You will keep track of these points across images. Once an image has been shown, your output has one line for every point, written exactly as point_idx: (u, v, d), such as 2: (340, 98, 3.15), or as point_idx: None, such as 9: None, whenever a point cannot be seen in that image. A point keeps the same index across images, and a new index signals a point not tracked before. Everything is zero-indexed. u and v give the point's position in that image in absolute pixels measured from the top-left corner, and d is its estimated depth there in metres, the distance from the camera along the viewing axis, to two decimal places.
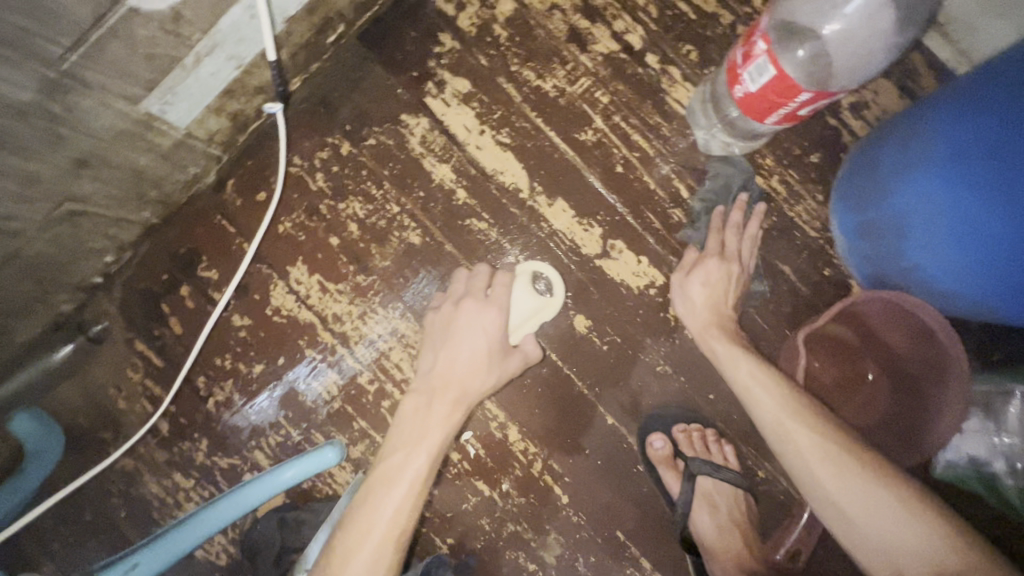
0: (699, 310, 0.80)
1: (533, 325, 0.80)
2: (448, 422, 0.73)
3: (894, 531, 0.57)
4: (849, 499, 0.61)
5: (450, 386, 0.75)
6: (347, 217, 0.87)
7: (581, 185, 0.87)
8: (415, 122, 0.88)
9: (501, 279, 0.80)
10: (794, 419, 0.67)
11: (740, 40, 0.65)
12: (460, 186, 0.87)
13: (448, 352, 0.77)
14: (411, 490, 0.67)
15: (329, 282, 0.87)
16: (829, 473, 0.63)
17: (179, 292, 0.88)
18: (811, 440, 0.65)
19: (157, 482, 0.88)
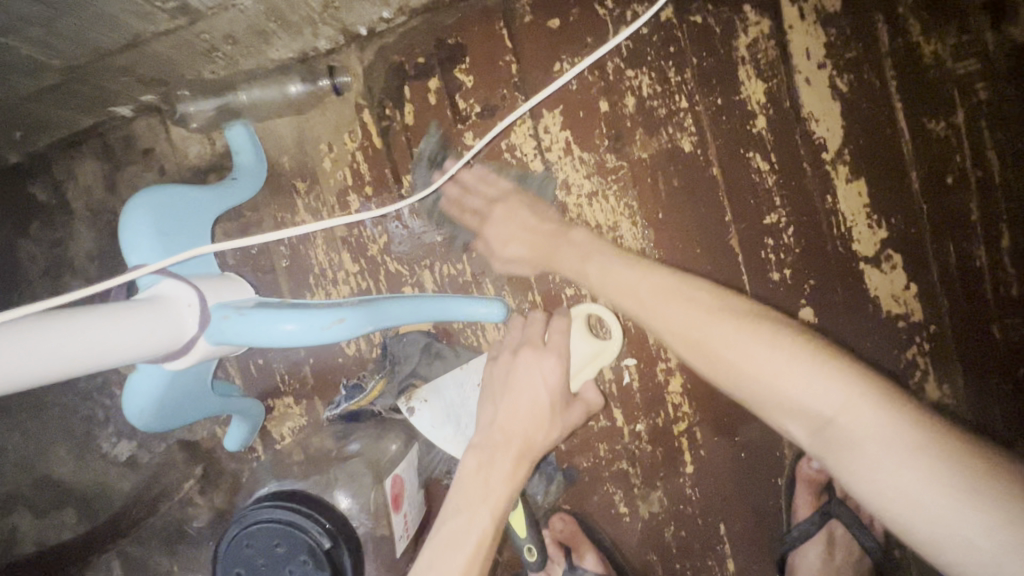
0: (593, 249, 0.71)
1: (592, 371, 0.76)
2: (512, 478, 0.67)
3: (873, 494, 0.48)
4: (780, 392, 0.52)
5: (513, 440, 0.68)
6: (629, 87, 0.78)
7: (895, 177, 0.74)
8: (755, 20, 0.75)
9: (560, 327, 0.73)
10: (719, 328, 0.56)
11: None
12: (764, 114, 0.76)
13: (508, 404, 0.70)
14: (481, 546, 0.62)
15: (576, 146, 0.79)
16: (764, 381, 0.53)
17: (428, 82, 0.82)
18: (743, 341, 0.54)
19: (325, 252, 0.87)
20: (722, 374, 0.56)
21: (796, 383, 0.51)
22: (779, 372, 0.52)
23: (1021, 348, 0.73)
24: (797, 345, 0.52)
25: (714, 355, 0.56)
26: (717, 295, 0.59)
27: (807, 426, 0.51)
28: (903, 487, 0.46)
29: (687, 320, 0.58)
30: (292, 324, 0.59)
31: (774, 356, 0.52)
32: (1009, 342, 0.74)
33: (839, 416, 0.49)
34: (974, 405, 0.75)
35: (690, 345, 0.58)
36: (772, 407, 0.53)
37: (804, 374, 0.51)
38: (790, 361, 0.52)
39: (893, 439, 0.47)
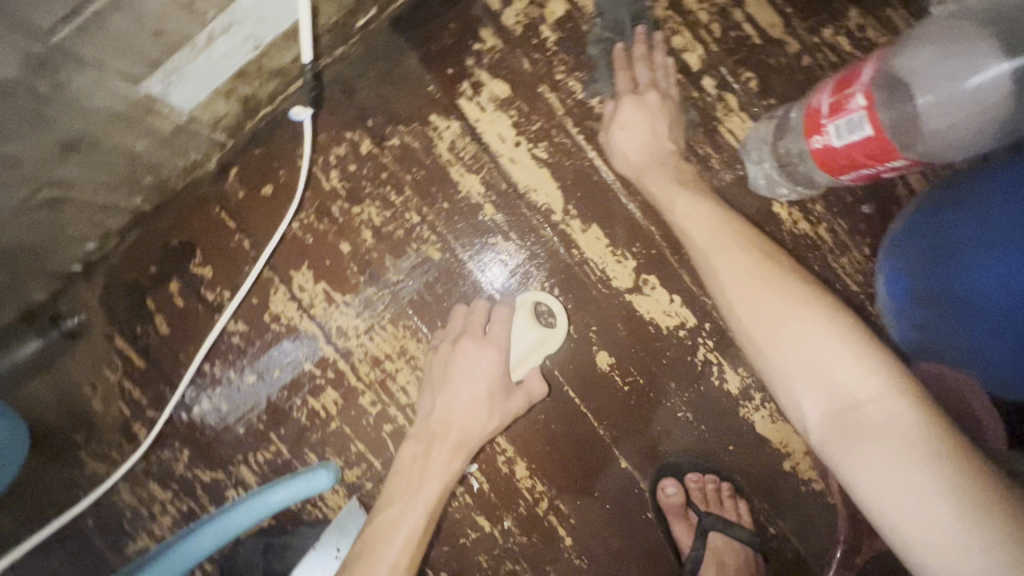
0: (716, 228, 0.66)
1: (536, 359, 0.78)
2: (447, 470, 0.72)
3: (894, 495, 0.46)
4: (808, 358, 0.53)
5: (450, 431, 0.73)
6: (361, 222, 0.80)
7: (621, 215, 0.81)
8: (445, 125, 0.80)
9: (500, 314, 0.76)
10: (762, 294, 0.58)
11: (830, 85, 0.58)
12: (489, 201, 0.80)
13: (446, 397, 0.74)
14: (406, 546, 0.68)
15: (336, 291, 0.80)
16: (791, 339, 0.54)
17: (169, 287, 0.80)
18: (764, 304, 0.57)
19: (131, 491, 0.81)
20: (750, 346, 0.57)
21: (820, 356, 0.52)
22: (796, 334, 0.54)
23: None
24: (804, 311, 0.55)
25: (737, 302, 0.59)
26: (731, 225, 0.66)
27: (831, 403, 0.51)
28: (895, 482, 0.46)
29: (742, 286, 0.59)
30: None
31: (811, 319, 0.54)
32: None
33: (872, 406, 0.49)
34: None
35: (741, 282, 0.60)
36: (799, 378, 0.53)
37: (812, 335, 0.53)
38: (804, 342, 0.53)
39: (909, 438, 0.47)
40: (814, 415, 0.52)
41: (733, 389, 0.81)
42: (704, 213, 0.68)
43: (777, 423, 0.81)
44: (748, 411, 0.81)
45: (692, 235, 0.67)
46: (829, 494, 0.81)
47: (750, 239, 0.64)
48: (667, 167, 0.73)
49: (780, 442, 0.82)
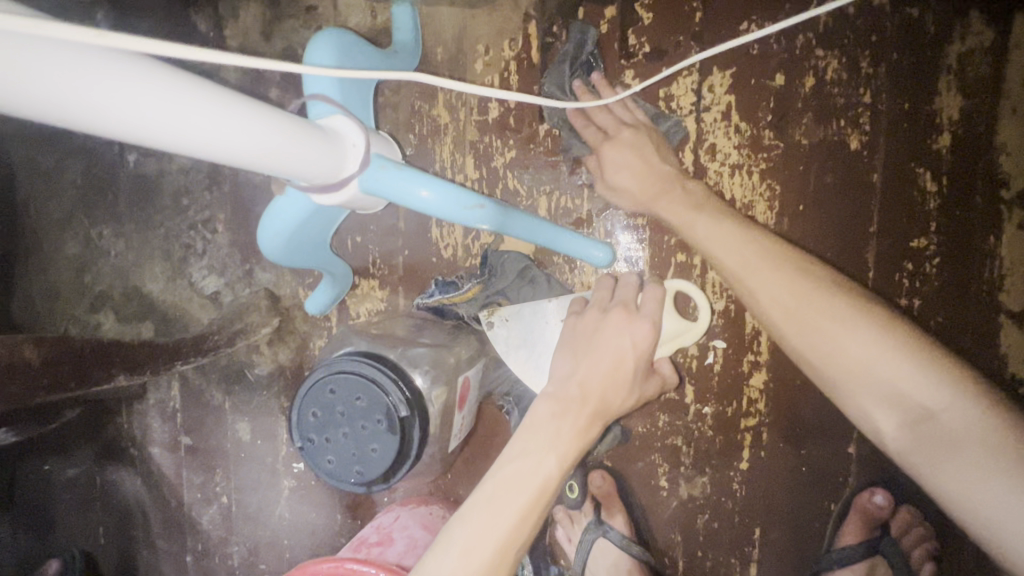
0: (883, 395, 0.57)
1: (668, 348, 0.72)
2: (584, 439, 0.63)
3: (983, 496, 0.51)
4: (868, 376, 0.57)
5: (587, 402, 0.64)
6: (814, 67, 0.74)
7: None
8: (976, 31, 0.70)
9: (655, 294, 0.69)
10: (809, 300, 0.60)
11: None
12: (951, 132, 0.71)
13: (588, 361, 0.66)
14: (537, 497, 0.59)
15: (738, 113, 0.76)
16: (805, 321, 0.60)
17: (606, 10, 0.80)
18: (820, 319, 0.59)
19: (451, 151, 0.87)
20: (810, 363, 0.61)
21: (876, 364, 0.56)
22: (877, 355, 0.56)
23: None
24: (877, 328, 0.57)
25: (785, 315, 0.61)
26: (780, 257, 0.63)
27: (905, 415, 0.56)
28: (999, 505, 0.50)
29: (785, 309, 0.61)
30: None
31: (807, 283, 0.61)
32: None
33: (941, 411, 0.54)
34: None
35: (793, 308, 0.61)
36: (866, 393, 0.58)
37: (834, 318, 0.59)
38: (882, 361, 0.56)
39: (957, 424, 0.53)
40: (887, 422, 0.57)
41: None
42: (736, 239, 0.65)
43: None
44: None
45: (727, 265, 0.65)
46: None
47: (816, 271, 0.62)
48: None
49: None
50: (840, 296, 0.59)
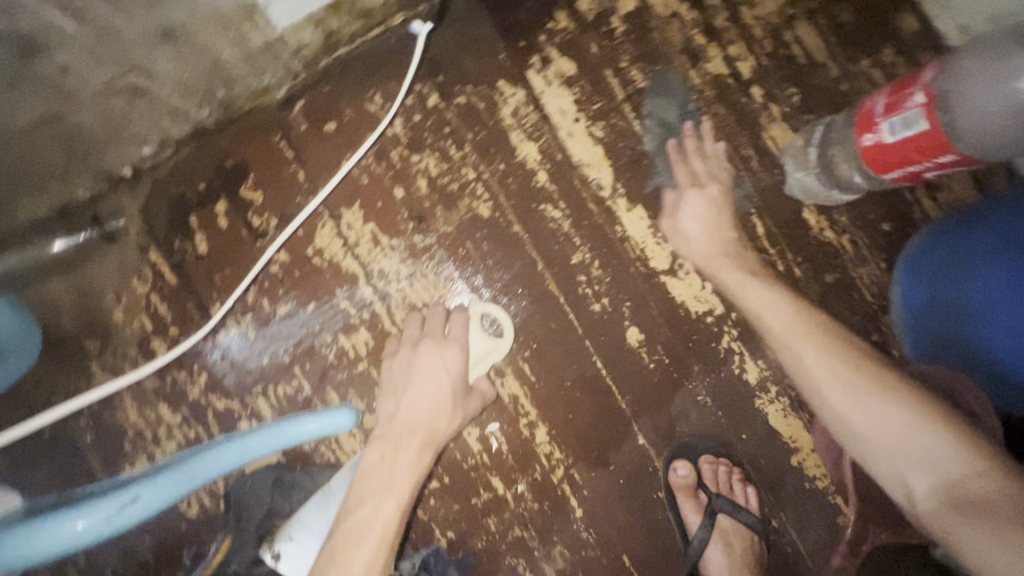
0: (832, 375, 0.60)
1: (485, 365, 0.80)
2: (417, 464, 0.71)
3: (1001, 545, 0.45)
4: (907, 445, 0.54)
5: (417, 429, 0.72)
6: (418, 171, 0.81)
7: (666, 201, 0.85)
8: (510, 93, 0.83)
9: (459, 318, 0.78)
10: (858, 381, 0.59)
11: (885, 91, 0.68)
12: (543, 169, 0.83)
13: (410, 398, 0.74)
14: (383, 537, 0.64)
15: (383, 235, 0.81)
16: (869, 414, 0.57)
17: (214, 206, 0.79)
18: (871, 399, 0.57)
19: (138, 410, 0.78)
20: (847, 429, 0.58)
21: (913, 438, 0.53)
22: (907, 421, 0.54)
23: None
24: (915, 402, 0.55)
25: (816, 372, 0.62)
26: (814, 324, 0.66)
27: (930, 478, 0.51)
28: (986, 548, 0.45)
29: (834, 369, 0.61)
30: (78, 522, 0.55)
31: (842, 368, 0.60)
32: None
33: (932, 470, 0.52)
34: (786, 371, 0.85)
35: (835, 374, 0.60)
36: (892, 459, 0.55)
37: (900, 405, 0.56)
38: (918, 431, 0.53)
39: (989, 498, 0.47)
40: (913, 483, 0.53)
41: (752, 381, 0.85)
42: (776, 303, 0.69)
43: (790, 418, 0.85)
44: (764, 403, 0.84)
45: (787, 362, 0.65)
46: (831, 493, 0.84)
47: (848, 341, 0.64)
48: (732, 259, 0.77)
49: (789, 437, 0.85)
50: (882, 370, 0.59)
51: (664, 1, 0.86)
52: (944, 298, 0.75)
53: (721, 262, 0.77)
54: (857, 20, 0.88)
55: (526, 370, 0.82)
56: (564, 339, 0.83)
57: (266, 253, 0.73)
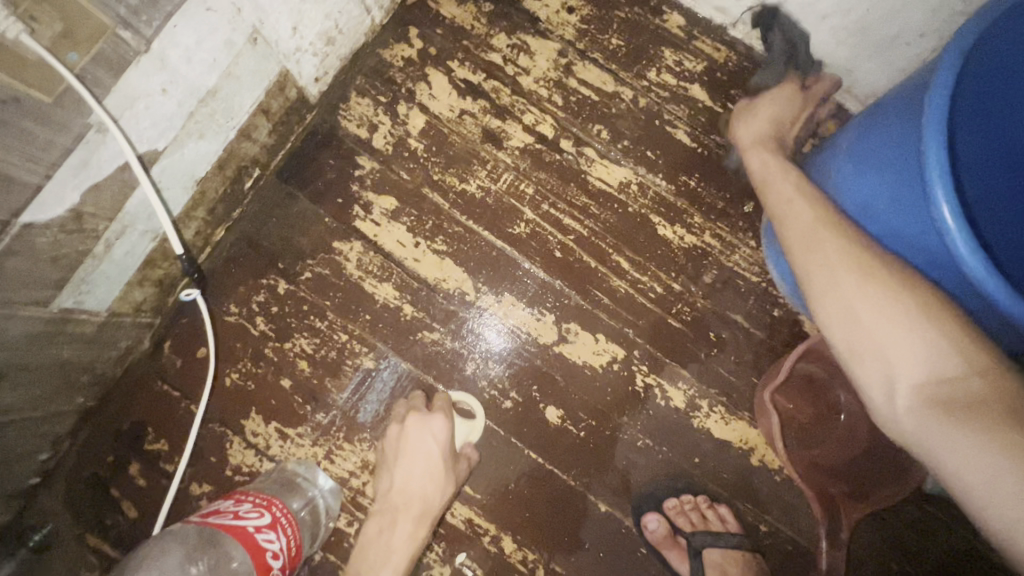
0: (815, 251, 0.63)
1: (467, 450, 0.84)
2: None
3: (984, 468, 0.45)
4: (881, 332, 0.55)
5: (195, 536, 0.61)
6: (295, 355, 0.85)
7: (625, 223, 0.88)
8: (348, 248, 0.87)
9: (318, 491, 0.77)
10: (856, 258, 0.59)
11: (236, 513, 0.63)
12: (405, 302, 0.86)
13: (799, 245, 0.65)
14: None
15: (288, 427, 0.83)
16: (827, 260, 0.61)
17: (128, 472, 0.82)
18: (863, 278, 0.58)
19: None
20: (848, 348, 0.58)
21: (895, 328, 0.55)
22: (890, 321, 0.55)
23: (698, 320, 0.87)
24: (913, 297, 0.55)
25: (857, 352, 0.57)
26: (824, 220, 0.64)
27: (915, 375, 0.53)
28: (968, 460, 0.47)
29: (836, 261, 0.61)
30: None
31: (902, 299, 0.55)
32: (689, 322, 0.87)
33: (958, 381, 0.50)
34: (708, 382, 0.86)
35: (828, 261, 0.61)
36: (867, 353, 0.57)
37: (991, 406, 0.48)
38: (891, 323, 0.55)
39: (968, 376, 0.50)
40: (912, 371, 0.53)
41: (681, 404, 0.85)
42: (801, 193, 0.68)
43: (731, 423, 0.85)
44: (702, 419, 0.85)
45: (792, 223, 0.67)
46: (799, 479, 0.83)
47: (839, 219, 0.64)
48: (773, 148, 0.77)
49: (738, 440, 0.85)
50: (850, 242, 0.61)
51: (448, 105, 0.89)
52: None
53: (760, 152, 0.77)
54: (627, 40, 0.92)
55: (405, 520, 0.77)
56: (417, 476, 0.78)
57: (169, 484, 0.76)
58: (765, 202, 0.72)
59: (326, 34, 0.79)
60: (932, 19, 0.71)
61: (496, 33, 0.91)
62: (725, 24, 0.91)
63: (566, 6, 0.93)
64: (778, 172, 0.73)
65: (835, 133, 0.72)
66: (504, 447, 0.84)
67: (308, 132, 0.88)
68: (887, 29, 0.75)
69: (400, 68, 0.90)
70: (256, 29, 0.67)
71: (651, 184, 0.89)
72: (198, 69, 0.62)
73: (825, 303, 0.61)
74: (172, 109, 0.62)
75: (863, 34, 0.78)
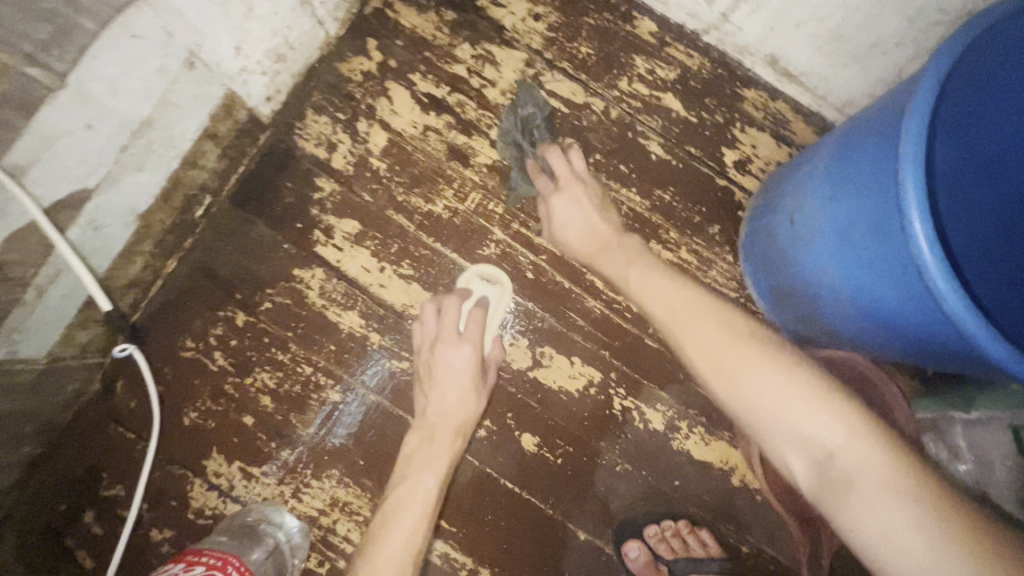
0: (702, 347, 0.60)
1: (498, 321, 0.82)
2: None
3: (913, 556, 0.43)
4: (782, 419, 0.53)
5: None
6: (257, 390, 0.81)
7: (563, 214, 0.79)
8: (309, 275, 0.83)
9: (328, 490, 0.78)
10: (741, 345, 0.58)
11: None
12: (372, 330, 0.82)
13: (683, 337, 0.62)
14: None
15: (252, 466, 0.80)
16: (712, 352, 0.59)
17: (83, 520, 0.78)
18: (751, 365, 0.56)
19: None
20: (756, 433, 0.55)
21: (792, 415, 0.52)
22: (784, 404, 0.53)
23: None
24: (800, 379, 0.53)
25: (751, 435, 0.56)
26: (699, 311, 0.63)
27: (816, 457, 0.51)
28: (891, 539, 0.45)
29: (709, 361, 0.59)
30: None
31: (786, 380, 0.54)
32: (666, 342, 0.84)
33: (853, 460, 0.48)
34: (688, 402, 0.84)
35: (710, 353, 0.59)
36: (777, 438, 0.53)
37: (878, 482, 0.46)
38: (789, 406, 0.52)
39: (864, 452, 0.48)
40: (810, 455, 0.51)
41: (660, 426, 0.83)
42: (661, 283, 0.68)
43: (712, 443, 0.83)
44: (681, 441, 0.83)
45: (660, 319, 0.65)
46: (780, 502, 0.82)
47: (719, 307, 0.63)
48: (613, 247, 0.75)
49: (720, 461, 0.83)
50: (735, 324, 0.61)
51: (410, 120, 0.85)
52: (785, 287, 0.73)
53: (616, 251, 0.75)
54: (597, 48, 0.88)
55: (443, 437, 0.76)
56: (429, 481, 0.74)
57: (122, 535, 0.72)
58: (630, 291, 0.71)
59: (274, 51, 0.74)
60: (908, 27, 0.68)
61: (459, 44, 0.87)
62: (698, 29, 0.88)
63: (532, 14, 0.88)
64: (636, 267, 0.72)
65: (814, 145, 0.69)
66: (481, 477, 0.82)
67: (262, 153, 0.84)
68: (862, 37, 0.73)
69: (358, 83, 0.85)
70: (192, 52, 0.62)
71: (625, 199, 0.86)
72: (127, 100, 0.57)
73: (711, 386, 0.59)
74: (100, 143, 0.57)
75: (838, 42, 0.75)
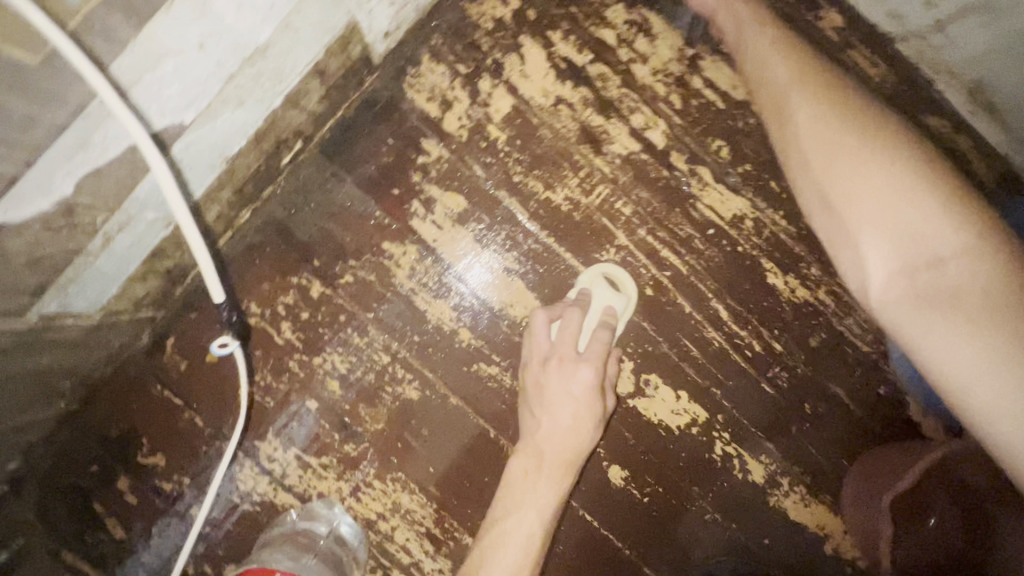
0: (803, 143, 0.51)
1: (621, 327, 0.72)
2: None
3: (964, 364, 0.39)
4: (885, 216, 0.44)
5: None
6: (325, 373, 0.71)
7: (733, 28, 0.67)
8: (400, 252, 0.71)
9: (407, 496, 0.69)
10: (846, 144, 0.47)
11: None
12: (463, 325, 0.72)
13: (790, 132, 0.53)
14: None
15: (310, 456, 0.71)
16: (817, 138, 0.50)
17: (116, 486, 0.69)
18: (843, 157, 0.47)
19: None
20: (830, 232, 0.48)
21: (897, 216, 0.43)
22: (884, 203, 0.44)
23: (795, 388, 0.75)
24: (918, 180, 0.43)
25: (833, 240, 0.48)
26: (819, 101, 0.52)
27: (902, 260, 0.43)
28: (952, 350, 0.40)
29: (819, 153, 0.49)
30: None
31: (886, 180, 0.44)
32: (784, 389, 0.75)
33: (949, 262, 0.41)
34: (795, 458, 0.75)
35: (817, 138, 0.50)
36: (852, 233, 0.46)
37: (983, 296, 0.39)
38: (885, 211, 0.44)
39: (965, 262, 0.40)
40: (883, 268, 0.44)
41: (760, 479, 0.75)
42: (800, 63, 0.57)
43: (812, 506, 0.76)
44: (779, 499, 0.75)
45: (771, 110, 0.56)
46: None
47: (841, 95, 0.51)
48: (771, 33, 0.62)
49: (816, 525, 0.76)
50: (854, 119, 0.49)
51: (542, 88, 0.72)
52: None
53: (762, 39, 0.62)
54: None
55: (554, 466, 0.67)
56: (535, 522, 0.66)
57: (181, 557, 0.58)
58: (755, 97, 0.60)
59: None
60: None
61: (613, 4, 0.73)
62: (892, 34, 0.74)
63: None
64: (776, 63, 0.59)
65: None
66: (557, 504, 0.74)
67: (364, 99, 0.70)
68: None
69: (487, 31, 0.71)
70: None
71: (770, 221, 0.74)
72: (248, 19, 0.44)
73: (804, 188, 0.51)
74: (209, 71, 0.44)
75: None
